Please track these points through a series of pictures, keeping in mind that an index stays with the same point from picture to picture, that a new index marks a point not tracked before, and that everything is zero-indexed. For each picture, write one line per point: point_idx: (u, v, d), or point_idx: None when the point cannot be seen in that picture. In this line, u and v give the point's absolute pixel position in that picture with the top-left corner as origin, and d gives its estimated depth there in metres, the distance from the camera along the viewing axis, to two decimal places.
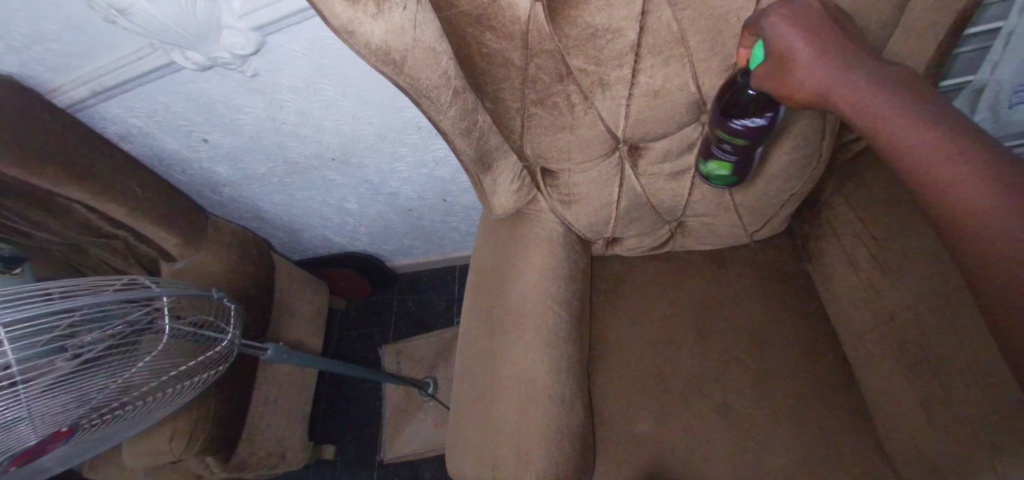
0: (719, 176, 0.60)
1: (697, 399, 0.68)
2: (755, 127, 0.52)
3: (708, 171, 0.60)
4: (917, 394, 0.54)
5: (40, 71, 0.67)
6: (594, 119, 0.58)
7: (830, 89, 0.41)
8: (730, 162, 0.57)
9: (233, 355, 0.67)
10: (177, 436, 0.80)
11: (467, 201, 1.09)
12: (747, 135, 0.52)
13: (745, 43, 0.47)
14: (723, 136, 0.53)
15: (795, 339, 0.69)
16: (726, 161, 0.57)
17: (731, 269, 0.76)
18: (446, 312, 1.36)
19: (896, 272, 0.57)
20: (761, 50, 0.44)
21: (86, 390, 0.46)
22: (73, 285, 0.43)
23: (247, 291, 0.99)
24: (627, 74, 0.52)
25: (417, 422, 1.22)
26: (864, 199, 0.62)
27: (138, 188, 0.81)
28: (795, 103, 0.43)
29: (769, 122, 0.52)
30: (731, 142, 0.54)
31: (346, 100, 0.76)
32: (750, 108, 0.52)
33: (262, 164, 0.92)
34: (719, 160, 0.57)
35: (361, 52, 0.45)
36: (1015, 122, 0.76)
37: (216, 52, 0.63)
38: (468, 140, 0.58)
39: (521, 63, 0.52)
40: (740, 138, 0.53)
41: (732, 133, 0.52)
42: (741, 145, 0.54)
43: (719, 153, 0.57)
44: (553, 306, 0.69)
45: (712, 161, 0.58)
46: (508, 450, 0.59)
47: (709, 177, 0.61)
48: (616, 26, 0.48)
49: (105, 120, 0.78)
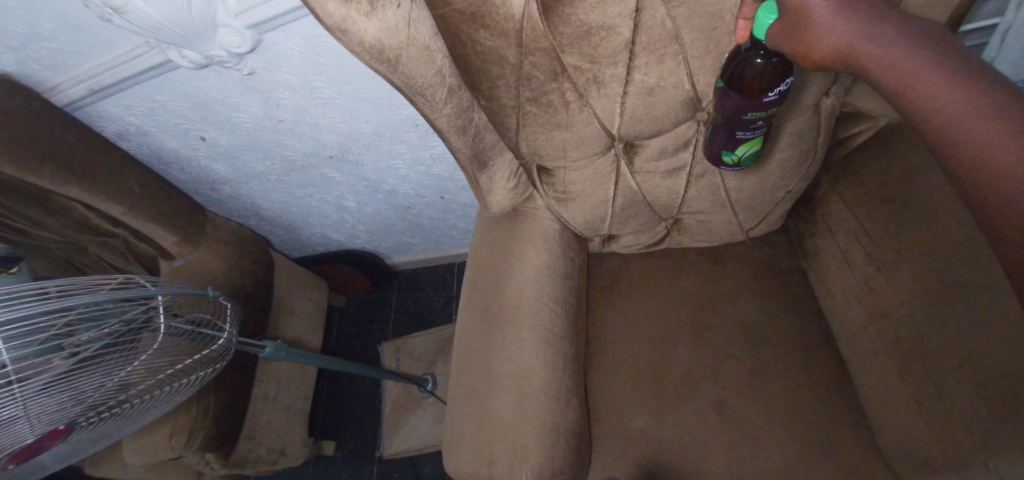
0: (749, 156, 0.54)
1: (693, 395, 0.69)
2: (784, 91, 0.46)
3: (738, 155, 0.54)
4: (911, 391, 0.54)
5: (37, 70, 0.68)
6: (589, 117, 0.58)
7: (853, 46, 0.40)
8: (760, 136, 0.51)
9: (232, 352, 0.68)
10: (177, 432, 0.81)
11: (465, 198, 1.09)
12: (779, 104, 0.46)
13: (744, 11, 0.45)
14: (754, 115, 0.47)
15: (790, 336, 0.69)
16: (757, 138, 0.51)
17: (727, 266, 0.77)
18: (445, 309, 1.36)
19: (890, 269, 0.58)
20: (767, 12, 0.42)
21: (83, 388, 0.46)
22: (69, 284, 0.43)
23: (245, 288, 0.99)
24: (621, 71, 0.52)
25: (416, 418, 1.23)
26: (859, 196, 0.62)
27: (136, 186, 0.81)
28: (812, 63, 0.42)
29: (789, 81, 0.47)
30: (763, 118, 0.47)
31: (343, 98, 0.76)
32: (765, 77, 0.46)
33: (260, 161, 0.92)
34: (747, 141, 0.51)
35: (354, 50, 0.45)
36: None
37: (213, 50, 0.63)
38: (464, 138, 0.59)
39: (515, 61, 0.52)
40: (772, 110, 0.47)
41: (764, 109, 0.46)
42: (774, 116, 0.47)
43: (747, 134, 0.51)
44: (549, 303, 0.69)
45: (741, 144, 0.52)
46: (503, 446, 0.59)
47: (738, 161, 0.55)
48: (610, 24, 0.48)
49: (102, 119, 0.78)
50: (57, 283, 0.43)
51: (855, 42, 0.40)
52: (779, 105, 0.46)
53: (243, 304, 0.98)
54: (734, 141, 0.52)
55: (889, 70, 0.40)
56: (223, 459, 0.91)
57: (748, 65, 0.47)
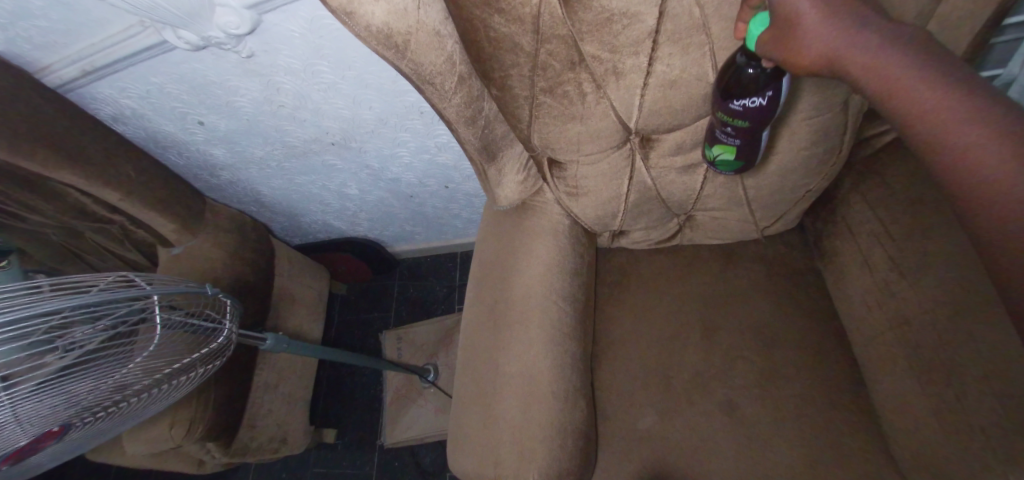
0: (725, 162, 0.55)
1: (703, 396, 0.67)
2: (755, 108, 0.45)
3: (715, 154, 0.55)
4: (928, 401, 0.53)
5: (27, 50, 0.64)
6: (605, 109, 0.55)
7: (840, 50, 0.40)
8: (735, 145, 0.51)
9: (232, 347, 0.66)
10: (177, 423, 0.79)
11: (469, 188, 1.07)
12: (746, 117, 0.46)
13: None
14: (722, 117, 0.48)
15: (804, 338, 0.67)
16: (730, 146, 0.52)
17: (740, 265, 0.75)
18: (446, 298, 1.35)
19: (914, 275, 0.56)
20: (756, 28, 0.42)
21: (77, 389, 0.44)
22: (62, 283, 0.42)
23: (246, 277, 0.97)
24: (643, 61, 0.50)
25: (417, 408, 1.22)
26: (884, 197, 0.60)
27: (134, 173, 0.79)
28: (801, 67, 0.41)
29: (771, 101, 0.45)
30: (731, 124, 0.48)
31: (345, 83, 0.73)
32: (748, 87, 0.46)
33: (260, 147, 0.89)
34: (723, 145, 0.52)
35: (360, 35, 0.42)
36: None
37: (210, 31, 0.60)
38: (473, 129, 0.56)
39: (531, 49, 0.49)
40: (740, 121, 0.47)
41: (729, 115, 0.47)
42: (743, 127, 0.48)
43: (722, 137, 0.51)
44: (557, 301, 0.67)
45: (718, 144, 0.53)
46: (509, 448, 0.58)
47: (715, 162, 0.56)
48: (633, 12, 0.45)
49: (97, 101, 0.76)
50: (49, 280, 0.42)
51: (841, 49, 0.40)
52: (749, 118, 0.47)
53: (243, 293, 0.96)
54: (714, 139, 0.53)
55: (874, 78, 0.40)
56: (224, 448, 0.90)
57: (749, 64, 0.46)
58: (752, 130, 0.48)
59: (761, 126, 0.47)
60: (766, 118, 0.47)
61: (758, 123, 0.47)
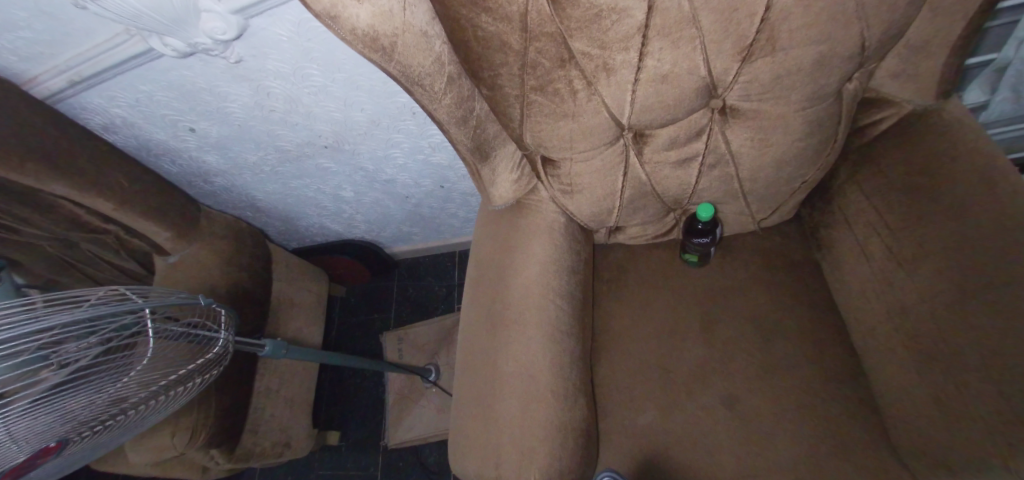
0: (692, 257, 0.75)
1: (702, 389, 0.67)
2: (705, 241, 0.72)
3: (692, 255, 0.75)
4: (930, 390, 0.53)
5: (14, 61, 0.63)
6: (597, 106, 0.55)
7: None
8: (700, 250, 0.73)
9: (228, 356, 0.67)
10: (180, 432, 0.79)
11: (465, 187, 1.07)
12: (699, 249, 0.73)
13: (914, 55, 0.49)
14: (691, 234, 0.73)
15: (802, 329, 0.67)
16: (698, 249, 0.73)
17: (738, 257, 0.74)
18: (446, 298, 1.34)
19: (912, 263, 0.56)
20: (706, 211, 0.64)
21: (72, 405, 0.45)
22: (57, 297, 0.42)
23: (244, 282, 0.97)
24: (633, 57, 0.50)
25: (420, 408, 1.22)
26: (880, 186, 0.60)
27: (127, 182, 0.78)
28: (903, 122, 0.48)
29: (712, 240, 0.72)
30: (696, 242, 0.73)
31: (336, 86, 0.72)
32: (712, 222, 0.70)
33: (253, 152, 0.88)
34: (696, 245, 0.73)
35: (345, 38, 0.42)
36: (1009, 107, 0.77)
37: (196, 37, 0.59)
38: (464, 129, 0.56)
39: (519, 47, 0.49)
40: (695, 249, 0.74)
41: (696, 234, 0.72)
42: (694, 257, 0.75)
43: (697, 241, 0.73)
44: (555, 299, 0.66)
45: (690, 249, 0.74)
46: (511, 449, 0.58)
47: (688, 256, 0.75)
48: (622, 6, 0.45)
49: (86, 111, 0.75)
50: (42, 295, 0.42)
51: None
52: (699, 250, 0.73)
53: (241, 300, 0.95)
54: (687, 246, 0.74)
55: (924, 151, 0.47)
56: (228, 454, 0.90)
57: (747, 80, 0.53)
58: (702, 256, 0.74)
59: (706, 254, 0.74)
60: (707, 252, 0.74)
61: (703, 254, 0.74)
